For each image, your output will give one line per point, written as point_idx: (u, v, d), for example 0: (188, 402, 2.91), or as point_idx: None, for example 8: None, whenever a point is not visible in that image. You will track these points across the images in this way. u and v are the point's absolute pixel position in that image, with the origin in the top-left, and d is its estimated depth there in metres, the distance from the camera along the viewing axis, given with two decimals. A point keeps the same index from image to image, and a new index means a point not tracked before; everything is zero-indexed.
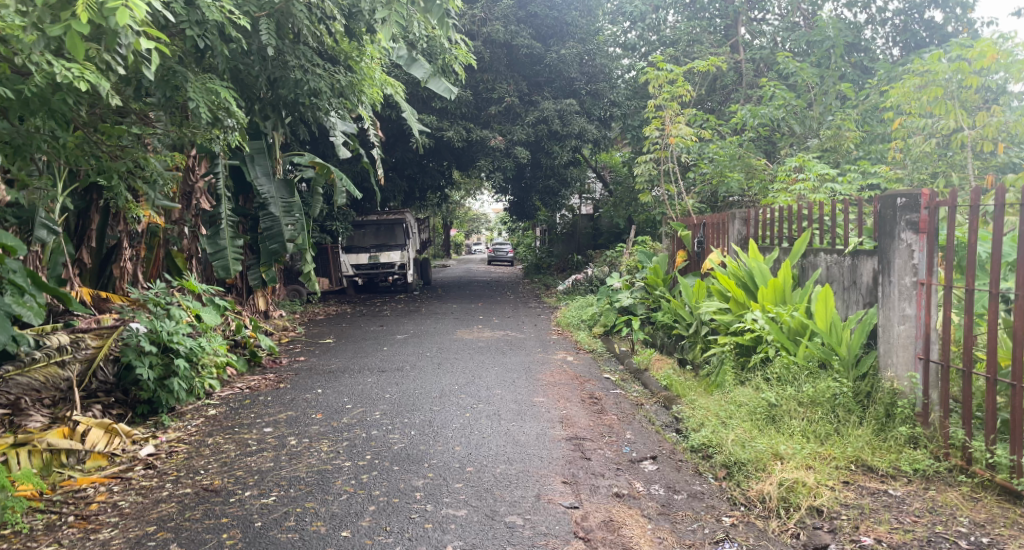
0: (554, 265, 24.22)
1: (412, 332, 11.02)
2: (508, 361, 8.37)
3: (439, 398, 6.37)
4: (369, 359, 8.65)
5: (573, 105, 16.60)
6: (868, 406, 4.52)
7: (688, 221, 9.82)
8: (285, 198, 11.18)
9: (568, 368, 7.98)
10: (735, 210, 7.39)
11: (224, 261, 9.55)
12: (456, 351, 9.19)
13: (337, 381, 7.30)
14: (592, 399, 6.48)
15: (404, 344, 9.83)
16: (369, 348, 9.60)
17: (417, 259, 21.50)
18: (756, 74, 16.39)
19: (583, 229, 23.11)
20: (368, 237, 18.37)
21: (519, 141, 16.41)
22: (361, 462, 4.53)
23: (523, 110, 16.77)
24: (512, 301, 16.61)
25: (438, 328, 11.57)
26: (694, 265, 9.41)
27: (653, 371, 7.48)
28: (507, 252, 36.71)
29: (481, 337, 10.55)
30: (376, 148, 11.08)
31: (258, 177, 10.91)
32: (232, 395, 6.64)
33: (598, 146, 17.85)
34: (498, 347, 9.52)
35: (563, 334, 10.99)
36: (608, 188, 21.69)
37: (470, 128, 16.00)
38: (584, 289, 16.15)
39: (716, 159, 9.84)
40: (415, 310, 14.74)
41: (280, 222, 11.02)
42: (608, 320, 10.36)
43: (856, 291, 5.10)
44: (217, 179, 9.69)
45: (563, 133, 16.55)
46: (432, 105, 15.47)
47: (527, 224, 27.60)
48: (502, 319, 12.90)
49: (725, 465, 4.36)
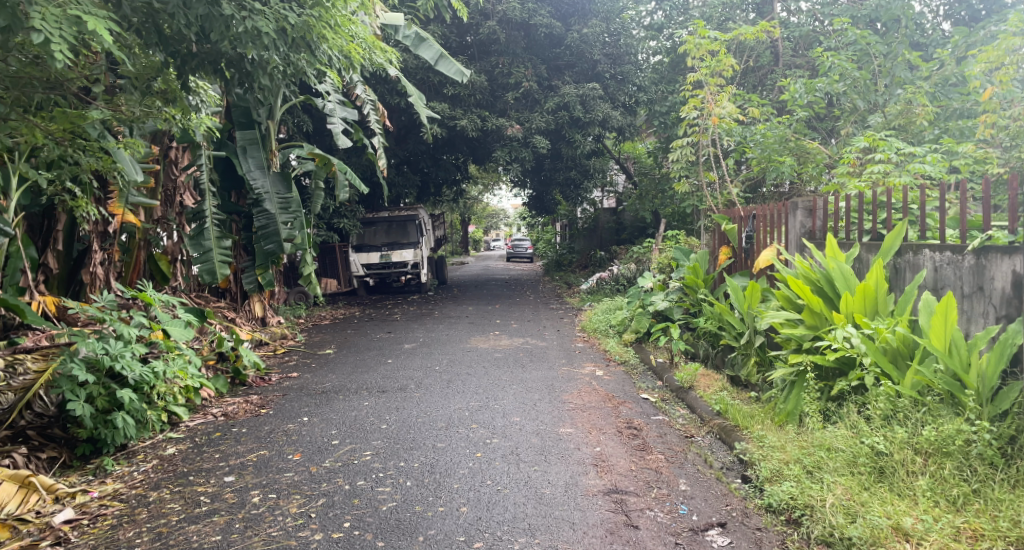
0: (576, 262, 23.09)
1: (420, 341, 9.92)
2: (529, 378, 7.27)
3: (445, 429, 5.29)
4: (369, 376, 7.58)
5: (595, 89, 15.48)
6: (1015, 459, 3.37)
7: (731, 214, 8.62)
8: (282, 194, 10.16)
9: (598, 387, 6.88)
10: (797, 200, 6.23)
11: (211, 265, 8.48)
12: (470, 364, 8.09)
13: (326, 406, 6.23)
14: (631, 430, 5.37)
15: (410, 356, 8.72)
16: (369, 361, 8.51)
17: (432, 257, 20.50)
18: (795, 53, 15.06)
19: (607, 224, 22.03)
20: (379, 235, 17.32)
21: (538, 130, 15.28)
22: (336, 537, 3.46)
23: (542, 96, 15.64)
24: (532, 303, 15.51)
25: (450, 335, 10.45)
26: (740, 264, 8.22)
27: (701, 391, 6.35)
28: (526, 249, 35.66)
29: (499, 346, 9.46)
30: (376, 138, 10.12)
31: (251, 171, 9.90)
32: (202, 426, 5.59)
33: (622, 134, 16.70)
34: (517, 358, 8.42)
35: (590, 341, 9.88)
36: (632, 180, 20.50)
37: (485, 117, 14.89)
38: (610, 288, 15.02)
39: (762, 141, 8.67)
40: (428, 314, 13.69)
41: (276, 222, 10.01)
42: (641, 326, 9.25)
43: (984, 301, 3.93)
44: (200, 172, 8.66)
45: (585, 120, 15.43)
46: (444, 91, 14.39)
47: (547, 219, 26.50)
48: (521, 324, 11.79)
49: (825, 541, 3.25)
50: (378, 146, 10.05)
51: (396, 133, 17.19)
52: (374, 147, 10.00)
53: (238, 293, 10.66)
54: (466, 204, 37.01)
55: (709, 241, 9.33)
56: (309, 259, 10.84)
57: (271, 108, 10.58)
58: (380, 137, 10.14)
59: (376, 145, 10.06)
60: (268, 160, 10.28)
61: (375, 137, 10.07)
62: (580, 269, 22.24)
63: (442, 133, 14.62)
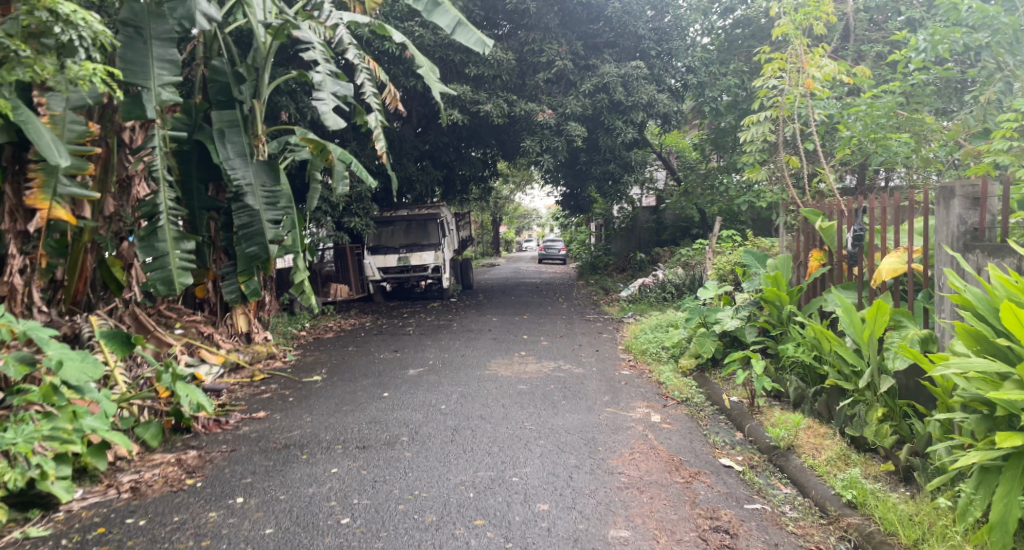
0: (613, 264, 21.20)
1: (428, 365, 8.15)
2: (562, 427, 5.48)
3: (435, 533, 3.59)
4: (353, 419, 5.83)
5: (640, 68, 13.70)
6: None
7: (827, 208, 6.73)
8: (269, 186, 8.51)
9: (658, 444, 5.08)
10: (948, 187, 4.32)
11: (168, 274, 6.80)
12: (486, 403, 6.31)
13: (279, 474, 4.47)
14: (718, 535, 3.58)
15: (413, 387, 6.96)
16: (360, 394, 6.77)
17: (456, 259, 18.83)
18: (873, 25, 13.01)
19: (646, 224, 20.21)
20: (397, 235, 15.71)
21: (573, 115, 13.50)
22: None
23: (578, 77, 13.83)
24: (566, 312, 13.69)
25: (466, 357, 8.65)
26: (840, 272, 6.35)
27: (810, 460, 4.50)
28: (559, 249, 33.78)
29: (525, 373, 7.68)
30: (372, 115, 8.37)
31: (229, 159, 8.25)
32: (103, 511, 3.97)
33: (668, 121, 14.88)
34: (548, 395, 6.65)
35: (637, 365, 8.08)
36: (676, 175, 18.61)
37: (513, 101, 13.12)
38: (654, 297, 13.14)
39: (863, 117, 7.11)
40: (447, 326, 11.98)
41: (261, 220, 8.37)
42: (704, 349, 7.44)
43: None
44: (153, 157, 6.85)
45: (627, 104, 13.61)
46: (466, 71, 12.64)
47: (582, 218, 24.65)
48: (552, 340, 10.01)
49: None
50: (377, 125, 8.31)
51: (417, 121, 15.57)
52: (372, 126, 8.26)
53: (218, 304, 8.99)
54: (495, 202, 35.40)
55: (790, 243, 7.44)
56: (301, 263, 9.15)
57: (256, 85, 8.89)
58: (379, 115, 8.39)
59: (372, 123, 8.28)
60: (251, 146, 8.60)
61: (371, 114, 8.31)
62: (618, 272, 20.38)
63: (463, 120, 12.89)
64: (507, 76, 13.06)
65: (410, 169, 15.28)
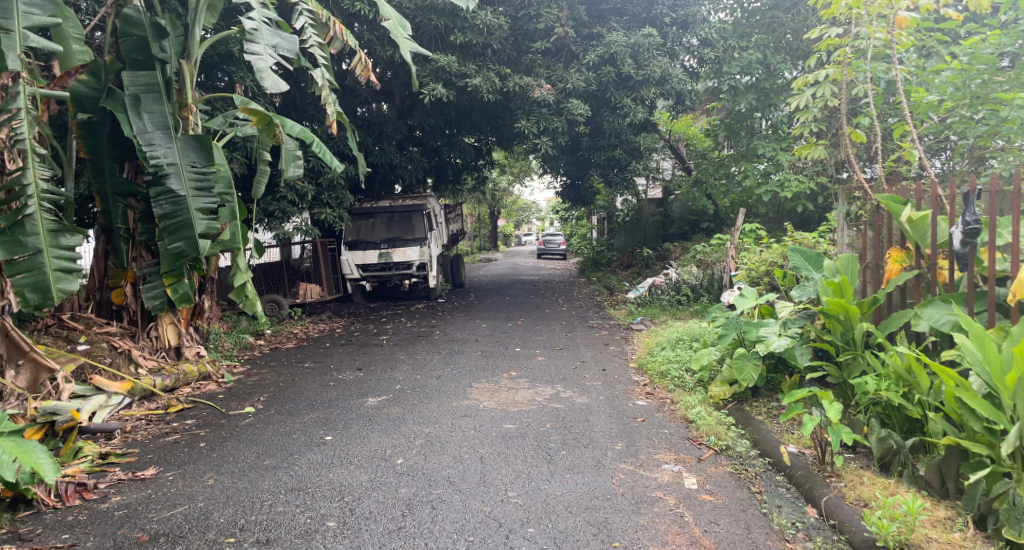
0: (616, 260, 19.61)
1: (393, 392, 6.52)
2: (558, 503, 3.89)
3: None
4: (269, 484, 4.19)
5: (651, 36, 12.08)
6: None
7: (911, 192, 5.16)
8: (198, 167, 6.89)
9: (702, 540, 3.57)
10: None
11: (38, 278, 5.14)
12: (459, 455, 4.69)
13: None
14: None
15: (366, 429, 5.32)
16: (294, 440, 5.10)
17: (446, 255, 17.21)
18: None
19: (652, 217, 18.63)
20: (379, 229, 14.09)
21: (574, 92, 11.89)
22: None
23: (580, 47, 12.19)
24: (566, 316, 12.08)
25: (442, 379, 7.01)
26: (936, 277, 4.78)
27: None
28: (558, 244, 32.16)
29: (515, 404, 6.08)
30: (318, 69, 6.94)
31: (146, 134, 6.63)
32: None
33: (681, 102, 13.29)
34: (542, 440, 5.05)
35: (655, 391, 6.48)
36: (687, 164, 17.01)
37: (505, 74, 11.53)
38: (666, 301, 11.56)
39: (953, 78, 5.80)
40: (428, 334, 10.33)
41: (188, 208, 6.76)
42: (743, 374, 5.83)
43: None
44: (17, 122, 5.21)
45: (637, 78, 12.02)
46: (451, 38, 11.03)
47: (584, 212, 23.00)
48: (549, 354, 8.43)
49: None
50: (324, 81, 6.90)
51: (400, 101, 13.99)
52: (319, 83, 6.86)
53: (139, 312, 7.33)
54: (491, 195, 33.77)
55: (853, 240, 5.87)
56: (242, 262, 7.51)
57: (186, 44, 7.28)
58: (327, 70, 6.98)
59: (319, 79, 6.87)
60: (177, 117, 6.99)
61: (316, 69, 6.89)
62: (622, 269, 18.77)
63: (449, 96, 11.29)
64: (499, 45, 11.46)
65: (392, 154, 13.67)
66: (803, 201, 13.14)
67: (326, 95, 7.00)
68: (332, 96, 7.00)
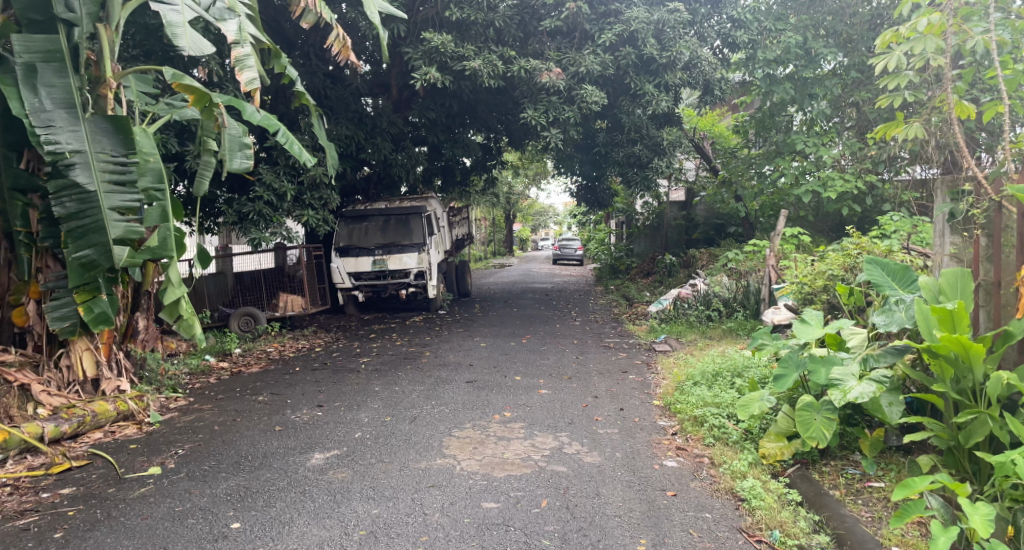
0: (635, 268, 18.05)
1: (349, 443, 5.05)
2: None
3: None
4: None
5: (677, 13, 10.61)
6: None
7: None
8: (116, 156, 5.52)
9: None
10: None
11: None
12: None
13: None
14: None
15: (291, 512, 3.88)
16: (186, 532, 3.67)
17: (450, 262, 15.79)
18: None
19: (675, 221, 17.07)
20: (372, 233, 12.67)
21: (588, 77, 10.45)
22: None
23: (595, 27, 10.72)
24: (578, 333, 10.58)
25: (416, 424, 5.52)
26: None
27: None
28: (575, 250, 30.65)
29: (504, 464, 4.60)
30: (232, 21, 5.29)
31: (46, 112, 5.27)
32: None
33: (709, 92, 11.81)
34: (531, 533, 3.58)
35: (691, 444, 4.97)
36: (715, 164, 15.44)
37: (509, 57, 10.11)
38: (693, 316, 10.00)
39: None
40: (415, 355, 8.86)
41: (101, 208, 5.40)
42: (811, 432, 4.31)
43: None
44: None
45: (661, 61, 10.54)
46: (447, 15, 9.64)
47: (601, 216, 21.37)
48: (555, 385, 6.95)
49: None
50: (241, 36, 5.27)
51: (397, 92, 12.62)
52: (231, 38, 5.22)
53: (48, 337, 5.96)
54: (506, 199, 32.33)
55: (961, 250, 4.34)
56: (175, 276, 6.12)
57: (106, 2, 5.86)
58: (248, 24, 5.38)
59: (234, 33, 5.23)
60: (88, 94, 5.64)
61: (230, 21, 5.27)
62: (642, 277, 17.22)
63: (445, 82, 9.88)
64: (502, 23, 10.03)
65: (387, 151, 12.28)
66: (848, 202, 11.54)
67: (242, 56, 5.35)
68: (250, 56, 5.37)
